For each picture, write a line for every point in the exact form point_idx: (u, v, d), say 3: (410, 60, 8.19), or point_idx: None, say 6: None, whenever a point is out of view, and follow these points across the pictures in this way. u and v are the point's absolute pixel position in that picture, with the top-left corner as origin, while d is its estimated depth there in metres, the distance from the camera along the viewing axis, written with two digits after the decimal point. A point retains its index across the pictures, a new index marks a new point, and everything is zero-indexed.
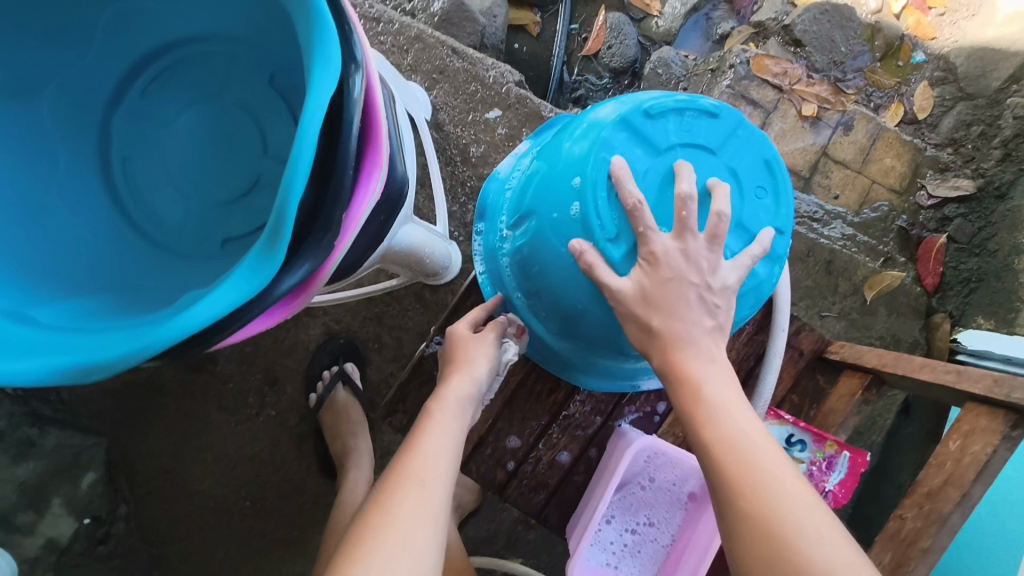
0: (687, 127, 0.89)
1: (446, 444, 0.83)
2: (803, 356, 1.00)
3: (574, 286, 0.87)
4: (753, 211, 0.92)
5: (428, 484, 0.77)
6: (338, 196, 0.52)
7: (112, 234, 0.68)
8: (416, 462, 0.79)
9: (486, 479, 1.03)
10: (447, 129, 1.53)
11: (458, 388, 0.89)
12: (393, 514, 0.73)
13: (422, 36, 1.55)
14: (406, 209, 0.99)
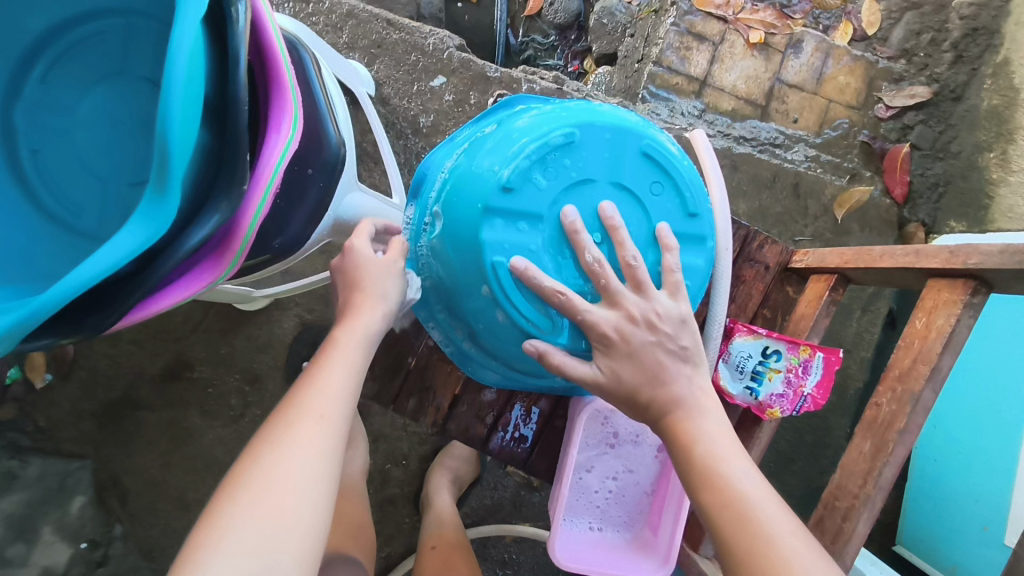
0: (557, 163, 0.78)
1: (345, 380, 0.74)
2: (769, 271, 0.99)
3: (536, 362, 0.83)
4: (661, 206, 0.83)
5: (319, 430, 0.69)
6: (238, 138, 0.52)
7: (29, 230, 0.67)
8: (311, 398, 0.71)
9: (466, 437, 1.01)
10: (393, 102, 1.50)
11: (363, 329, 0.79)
12: (279, 456, 0.66)
13: (354, 12, 1.51)
14: (348, 176, 0.97)
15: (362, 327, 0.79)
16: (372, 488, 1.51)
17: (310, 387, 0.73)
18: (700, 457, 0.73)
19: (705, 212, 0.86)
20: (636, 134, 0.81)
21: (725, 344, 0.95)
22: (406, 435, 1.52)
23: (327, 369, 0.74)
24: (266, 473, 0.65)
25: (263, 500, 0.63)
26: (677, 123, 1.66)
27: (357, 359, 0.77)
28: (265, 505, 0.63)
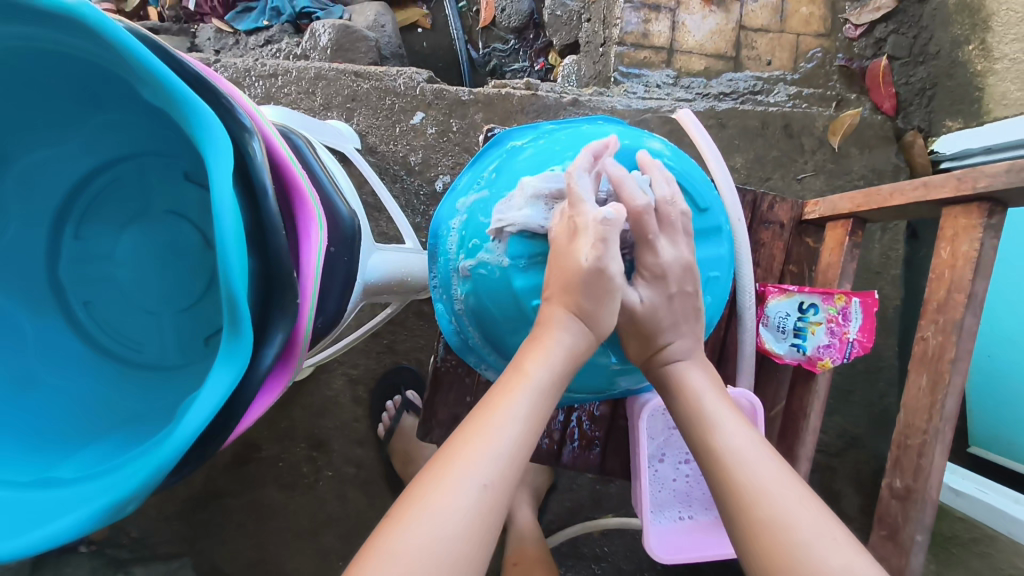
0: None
1: (535, 409, 0.68)
2: (786, 228, 1.01)
3: (591, 376, 0.87)
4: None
5: (496, 467, 0.62)
6: (281, 259, 0.54)
7: (101, 377, 0.71)
8: (495, 424, 0.65)
9: (538, 455, 1.05)
10: (381, 149, 1.54)
11: (566, 332, 0.72)
12: (456, 475, 0.61)
13: (322, 72, 1.55)
14: (367, 240, 1.01)
15: (548, 358, 0.71)
16: None
17: (490, 417, 0.65)
18: (720, 453, 0.71)
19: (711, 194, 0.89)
20: (630, 149, 0.86)
21: (761, 308, 0.98)
22: None
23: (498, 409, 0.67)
24: (437, 500, 0.59)
25: (433, 518, 0.58)
26: (655, 96, 1.67)
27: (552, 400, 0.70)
28: (426, 521, 0.57)
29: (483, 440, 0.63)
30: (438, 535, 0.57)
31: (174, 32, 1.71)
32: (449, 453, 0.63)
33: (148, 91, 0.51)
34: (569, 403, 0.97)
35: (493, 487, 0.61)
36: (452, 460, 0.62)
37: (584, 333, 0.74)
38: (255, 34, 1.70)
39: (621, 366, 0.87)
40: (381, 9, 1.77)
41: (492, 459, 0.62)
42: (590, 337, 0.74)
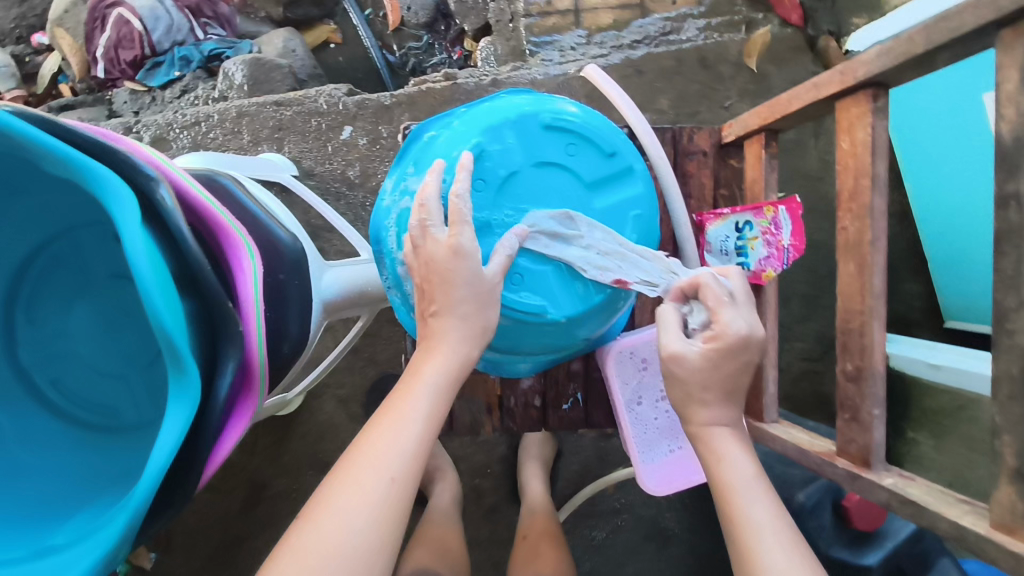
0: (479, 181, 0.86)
1: (437, 403, 0.72)
2: (709, 156, 1.05)
3: (549, 337, 0.89)
4: (585, 161, 0.89)
5: (402, 461, 0.66)
6: (214, 295, 0.57)
7: (81, 446, 0.72)
8: (401, 423, 0.69)
9: (526, 424, 1.09)
10: (318, 171, 1.56)
11: (456, 336, 0.73)
12: (371, 464, 0.66)
13: (243, 109, 1.56)
14: (315, 259, 1.04)
15: (446, 359, 0.73)
16: (476, 503, 1.61)
17: (402, 403, 0.71)
18: (745, 543, 0.68)
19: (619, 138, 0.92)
20: (534, 116, 0.88)
21: (703, 236, 1.03)
22: (481, 447, 1.61)
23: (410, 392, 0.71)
24: (341, 500, 0.63)
25: (350, 516, 0.62)
26: (571, 59, 1.71)
27: (454, 392, 0.73)
28: (341, 520, 0.62)
29: (391, 440, 0.67)
30: (354, 527, 0.62)
31: (90, 104, 1.71)
32: (361, 452, 0.67)
33: (48, 164, 0.53)
34: (542, 368, 1.00)
35: (401, 480, 0.66)
36: (359, 458, 0.66)
37: (476, 336, 0.75)
38: (169, 87, 1.68)
39: (571, 322, 0.88)
40: (287, 34, 1.78)
41: (397, 455, 0.67)
42: (476, 341, 0.75)
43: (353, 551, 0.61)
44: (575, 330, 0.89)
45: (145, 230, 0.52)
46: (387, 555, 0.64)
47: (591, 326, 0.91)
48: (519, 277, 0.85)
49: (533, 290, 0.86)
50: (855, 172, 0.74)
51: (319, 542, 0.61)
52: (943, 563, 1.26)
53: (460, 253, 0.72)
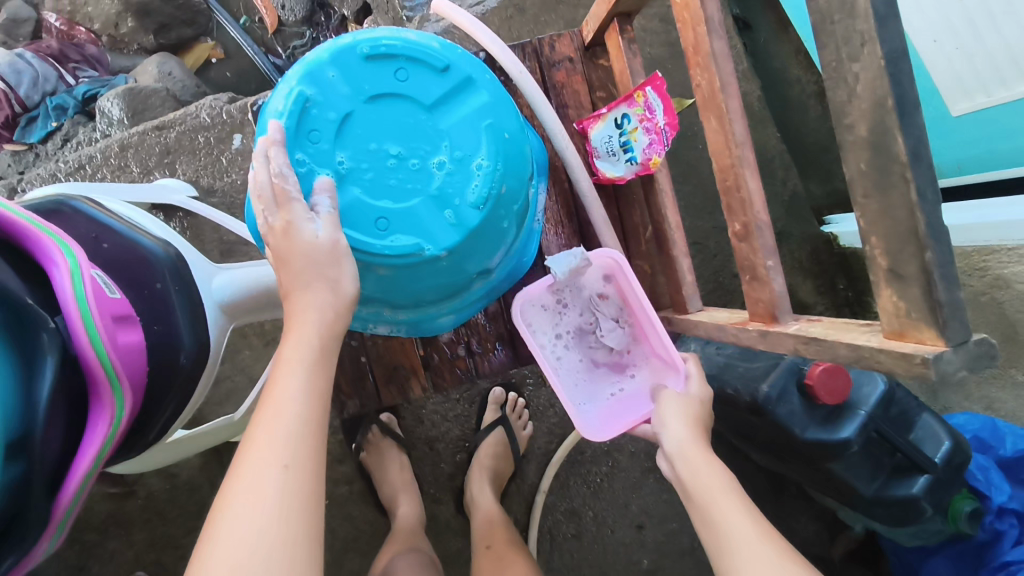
0: (317, 133, 0.87)
1: (310, 385, 0.71)
2: (575, 62, 1.01)
3: (439, 271, 0.91)
4: (415, 85, 0.89)
5: (287, 444, 0.66)
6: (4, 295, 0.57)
7: None
8: (277, 411, 0.68)
9: (455, 377, 1.11)
10: (218, 186, 1.50)
11: (310, 302, 0.76)
12: (258, 449, 0.65)
13: (126, 141, 1.51)
14: (204, 263, 1.00)
15: (305, 333, 0.74)
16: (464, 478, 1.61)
17: (273, 386, 0.71)
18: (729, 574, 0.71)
19: (450, 54, 0.91)
20: (351, 52, 0.88)
21: (589, 143, 1.00)
22: (456, 423, 1.62)
23: (278, 374, 0.72)
24: (239, 491, 0.63)
25: (254, 511, 0.62)
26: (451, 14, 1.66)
27: (325, 370, 0.73)
28: (243, 518, 0.61)
29: (270, 431, 0.67)
30: (261, 512, 0.62)
31: None
32: (246, 453, 0.66)
33: None
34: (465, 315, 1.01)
35: (294, 462, 0.65)
36: (246, 449, 0.66)
37: (334, 296, 0.77)
38: (50, 139, 1.63)
39: (454, 253, 0.89)
40: (160, 58, 1.73)
41: (282, 441, 0.66)
42: (337, 302, 0.78)
43: (272, 543, 0.60)
44: (462, 259, 0.91)
45: None
46: (309, 535, 0.63)
47: (480, 251, 0.92)
48: (385, 220, 0.87)
49: (402, 230, 0.87)
50: (692, 24, 0.71)
51: (228, 544, 0.60)
52: (922, 419, 1.24)
53: (293, 236, 0.76)
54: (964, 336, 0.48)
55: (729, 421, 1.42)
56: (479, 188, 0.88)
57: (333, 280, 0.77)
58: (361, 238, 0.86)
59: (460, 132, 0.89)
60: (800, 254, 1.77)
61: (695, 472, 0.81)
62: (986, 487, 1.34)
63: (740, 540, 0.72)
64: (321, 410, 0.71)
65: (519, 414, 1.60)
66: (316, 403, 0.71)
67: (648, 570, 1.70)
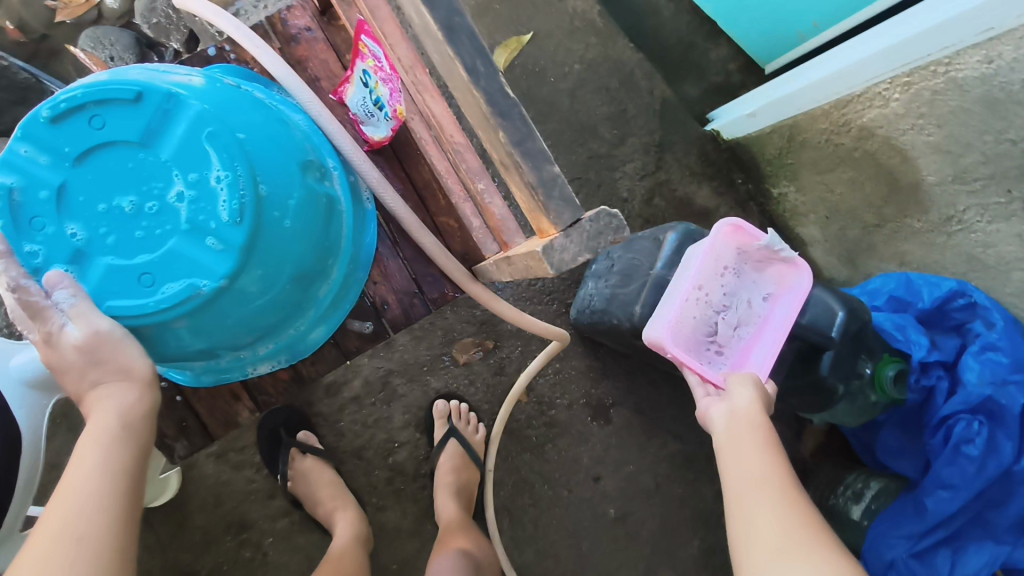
0: (39, 222, 0.70)
1: (110, 459, 0.67)
2: (315, 31, 0.94)
3: (245, 300, 0.74)
4: (116, 127, 0.69)
5: (83, 518, 0.63)
6: None
7: None
8: (71, 488, 0.65)
9: (285, 389, 0.99)
10: None
11: (105, 398, 0.69)
12: (38, 545, 0.61)
13: None
14: (2, 345, 0.94)
15: (101, 422, 0.68)
16: (403, 478, 1.55)
17: (70, 473, 0.66)
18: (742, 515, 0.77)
19: (147, 79, 0.71)
20: (30, 120, 0.69)
21: (351, 111, 0.91)
22: (378, 427, 1.54)
23: (79, 460, 0.67)
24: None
25: None
26: None
27: (129, 445, 0.69)
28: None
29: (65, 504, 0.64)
30: None
31: None
32: (37, 531, 0.63)
33: None
34: (326, 320, 0.89)
35: (88, 536, 0.62)
36: (31, 543, 0.62)
37: (128, 382, 0.70)
38: None
39: (239, 276, 0.71)
40: None
41: (77, 516, 0.63)
42: (135, 386, 0.71)
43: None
44: (263, 276, 0.74)
45: None
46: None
47: (276, 259, 0.74)
48: (147, 276, 0.69)
49: (170, 277, 0.70)
50: None
51: None
52: (812, 294, 1.14)
53: (56, 344, 0.68)
54: (577, 217, 0.56)
55: (634, 350, 1.37)
56: (229, 201, 0.69)
57: (121, 363, 0.70)
58: (126, 306, 0.70)
59: (183, 151, 0.69)
60: (689, 161, 1.67)
61: (737, 429, 0.85)
62: (906, 346, 1.26)
63: (757, 489, 0.78)
64: (124, 494, 0.67)
65: (468, 420, 1.54)
66: (119, 487, 0.67)
67: (617, 519, 1.63)
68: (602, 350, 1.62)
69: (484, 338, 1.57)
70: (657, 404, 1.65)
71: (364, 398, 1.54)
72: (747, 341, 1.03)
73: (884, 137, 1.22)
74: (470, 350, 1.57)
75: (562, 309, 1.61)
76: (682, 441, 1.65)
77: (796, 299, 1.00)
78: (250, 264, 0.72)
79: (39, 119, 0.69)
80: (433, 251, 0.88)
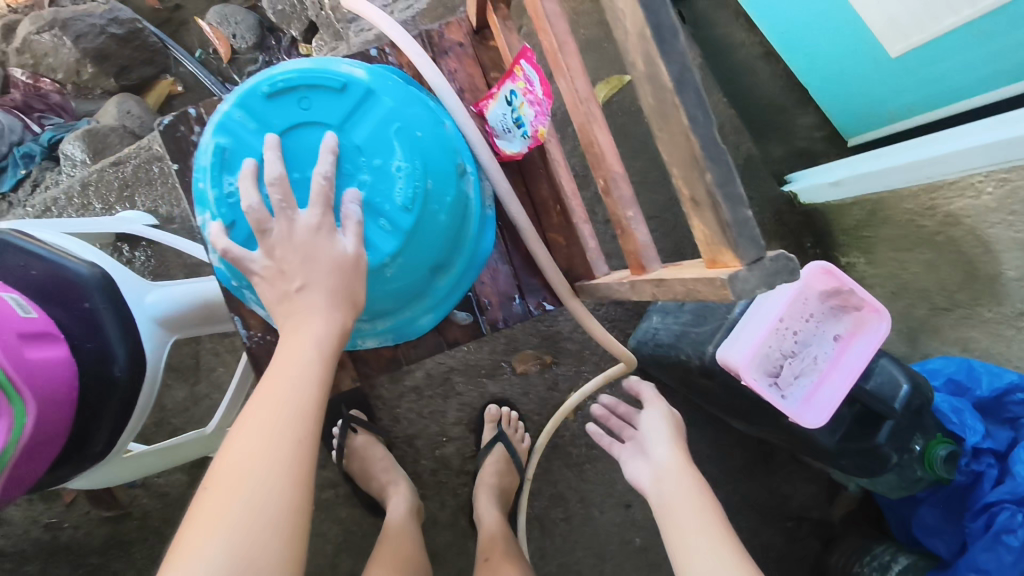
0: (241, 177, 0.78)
1: (303, 387, 0.69)
2: (467, 45, 1.03)
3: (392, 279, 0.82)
4: (322, 108, 0.78)
5: (298, 422, 0.67)
6: None
7: None
8: (271, 409, 0.67)
9: (384, 367, 1.05)
10: (176, 214, 1.57)
11: (317, 315, 0.72)
12: (263, 442, 0.65)
13: (87, 180, 1.58)
14: (138, 280, 1.04)
15: (312, 332, 0.71)
16: (447, 472, 1.61)
17: (283, 373, 0.69)
18: None
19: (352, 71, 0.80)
20: (251, 92, 0.78)
21: (488, 124, 1.00)
22: (431, 419, 1.61)
23: (289, 362, 0.70)
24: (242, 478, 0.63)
25: (259, 474, 0.63)
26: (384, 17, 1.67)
27: (329, 365, 0.72)
28: (237, 501, 0.62)
29: (268, 425, 0.66)
30: (255, 507, 0.62)
31: None
32: (248, 428, 0.66)
33: None
34: (440, 310, 0.96)
35: (305, 444, 0.67)
36: (250, 435, 0.66)
37: (347, 302, 0.74)
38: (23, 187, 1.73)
39: (398, 258, 0.80)
40: (120, 99, 1.81)
41: (286, 422, 0.67)
42: (353, 309, 0.75)
43: (261, 530, 0.61)
44: (414, 258, 0.82)
45: None
46: (304, 512, 0.65)
47: (428, 248, 0.82)
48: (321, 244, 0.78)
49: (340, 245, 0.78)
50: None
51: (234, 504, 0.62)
52: (879, 363, 1.19)
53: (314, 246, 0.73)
54: (757, 255, 0.49)
55: (691, 388, 1.43)
56: (404, 189, 0.78)
57: (347, 283, 0.74)
58: None
59: (373, 137, 0.78)
60: (765, 217, 1.74)
61: None
62: (960, 428, 1.30)
63: None
64: (321, 404, 0.71)
65: (516, 428, 1.59)
66: (319, 399, 0.71)
67: (642, 548, 1.67)
68: (654, 385, 1.67)
69: (544, 353, 1.64)
70: (698, 443, 1.70)
71: (424, 388, 1.61)
72: (807, 390, 1.05)
73: (970, 227, 1.26)
74: (528, 362, 1.64)
75: (622, 338, 1.67)
76: (716, 484, 1.69)
77: (867, 352, 1.04)
78: (410, 243, 0.80)
79: (253, 90, 0.79)
80: (546, 262, 0.96)
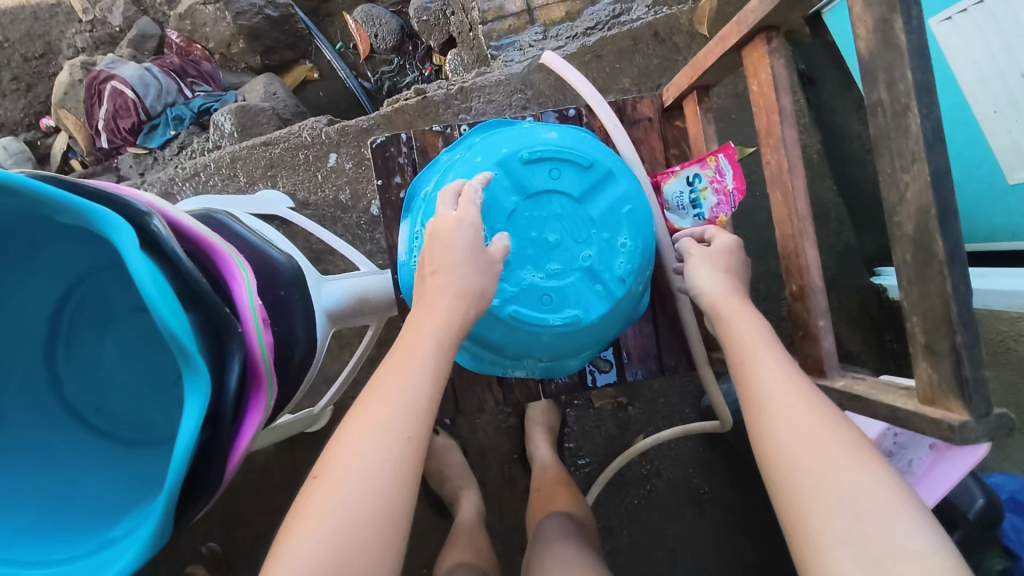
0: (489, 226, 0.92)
1: (420, 383, 0.74)
2: (654, 121, 1.13)
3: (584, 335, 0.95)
4: (567, 180, 0.95)
5: (410, 416, 0.72)
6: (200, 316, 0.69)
7: (91, 443, 0.84)
8: (388, 401, 0.72)
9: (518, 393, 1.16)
10: (312, 201, 1.67)
11: (449, 308, 0.79)
12: (376, 431, 0.70)
13: (235, 154, 1.70)
14: (314, 273, 1.16)
15: (435, 325, 0.78)
16: (511, 486, 1.70)
17: (399, 368, 0.75)
18: None
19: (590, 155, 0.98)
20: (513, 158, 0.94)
21: (661, 195, 1.10)
22: (506, 435, 1.72)
23: (405, 360, 0.76)
24: (353, 457, 0.68)
25: (369, 457, 0.68)
26: (531, 53, 1.77)
27: (445, 360, 0.78)
28: (349, 484, 0.67)
29: (384, 412, 0.72)
30: (361, 486, 0.67)
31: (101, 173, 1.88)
32: (365, 418, 0.72)
33: (65, 216, 0.64)
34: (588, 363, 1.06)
35: (414, 439, 0.71)
36: (363, 421, 0.71)
37: (473, 297, 0.81)
38: (167, 145, 1.85)
39: (605, 320, 0.95)
40: (267, 80, 1.93)
41: (399, 411, 0.72)
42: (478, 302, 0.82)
43: (364, 512, 0.65)
44: (612, 317, 0.96)
45: (139, 230, 0.65)
46: (402, 501, 0.68)
47: (622, 313, 0.97)
48: (546, 297, 0.92)
49: (562, 296, 0.92)
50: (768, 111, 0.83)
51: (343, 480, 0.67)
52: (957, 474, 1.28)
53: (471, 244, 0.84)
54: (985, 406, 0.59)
55: None
56: (626, 263, 0.95)
57: (477, 280, 0.82)
58: (530, 315, 0.91)
59: (606, 215, 0.96)
60: (849, 305, 1.83)
61: None
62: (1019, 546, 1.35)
63: None
64: (435, 396, 0.75)
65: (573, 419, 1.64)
66: (433, 397, 0.75)
67: None
68: (719, 444, 1.75)
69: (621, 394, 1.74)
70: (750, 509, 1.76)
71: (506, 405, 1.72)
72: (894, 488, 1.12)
73: None
74: (606, 399, 1.75)
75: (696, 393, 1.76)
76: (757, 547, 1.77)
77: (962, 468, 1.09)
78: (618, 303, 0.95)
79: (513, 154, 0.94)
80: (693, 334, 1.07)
